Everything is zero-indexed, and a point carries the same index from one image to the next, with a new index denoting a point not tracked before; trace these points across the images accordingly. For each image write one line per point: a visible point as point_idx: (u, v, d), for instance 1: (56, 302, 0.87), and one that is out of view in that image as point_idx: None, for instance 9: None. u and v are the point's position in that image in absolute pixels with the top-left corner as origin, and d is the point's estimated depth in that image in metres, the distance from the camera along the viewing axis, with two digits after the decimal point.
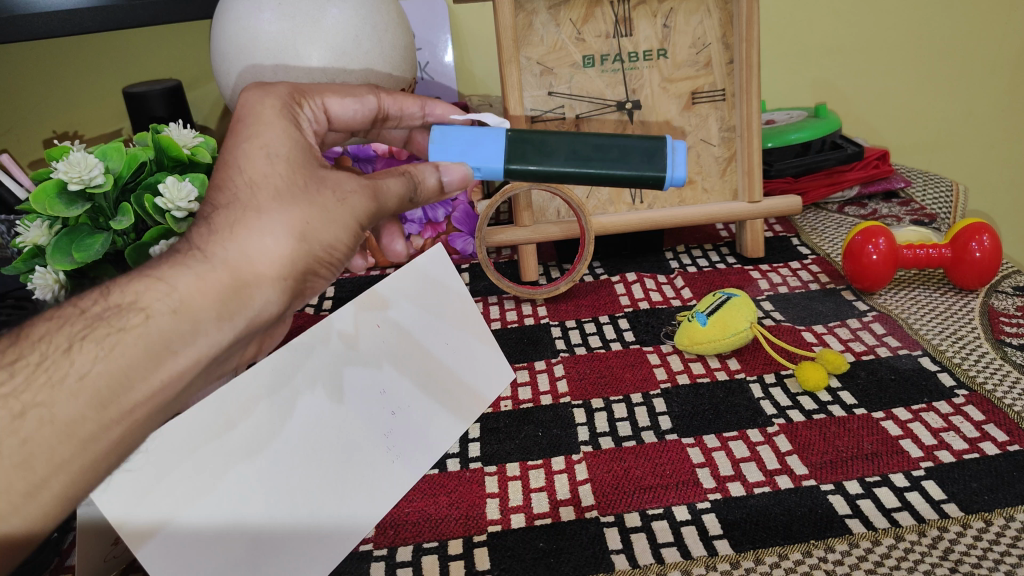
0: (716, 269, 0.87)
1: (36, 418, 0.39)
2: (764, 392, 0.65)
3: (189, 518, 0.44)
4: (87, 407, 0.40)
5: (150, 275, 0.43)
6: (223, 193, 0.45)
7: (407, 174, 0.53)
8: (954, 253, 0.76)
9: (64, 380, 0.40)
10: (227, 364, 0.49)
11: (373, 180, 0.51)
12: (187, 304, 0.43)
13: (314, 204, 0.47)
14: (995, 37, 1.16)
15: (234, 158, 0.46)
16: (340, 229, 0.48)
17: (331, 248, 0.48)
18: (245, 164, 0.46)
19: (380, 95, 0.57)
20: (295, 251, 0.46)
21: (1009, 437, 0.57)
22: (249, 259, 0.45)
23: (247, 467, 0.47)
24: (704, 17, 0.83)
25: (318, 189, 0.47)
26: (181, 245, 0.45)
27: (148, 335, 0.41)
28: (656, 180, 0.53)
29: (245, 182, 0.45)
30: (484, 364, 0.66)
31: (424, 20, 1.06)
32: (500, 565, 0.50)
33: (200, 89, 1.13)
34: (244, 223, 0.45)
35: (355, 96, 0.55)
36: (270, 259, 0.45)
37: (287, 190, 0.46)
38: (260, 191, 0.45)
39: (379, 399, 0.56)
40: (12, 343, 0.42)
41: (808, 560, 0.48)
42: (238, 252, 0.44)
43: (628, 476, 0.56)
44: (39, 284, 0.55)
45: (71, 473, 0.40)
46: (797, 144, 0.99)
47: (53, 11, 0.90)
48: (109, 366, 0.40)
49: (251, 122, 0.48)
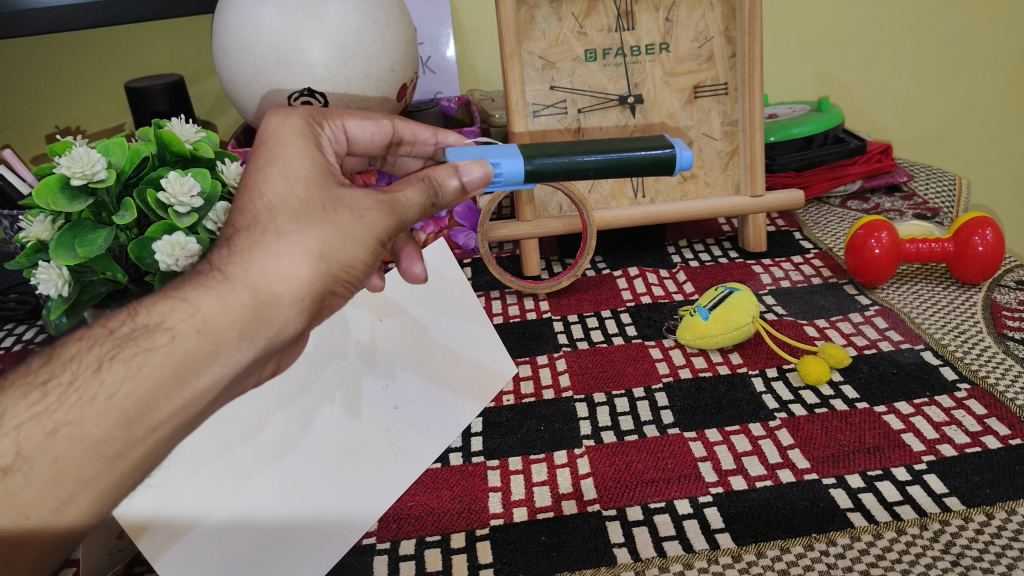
0: (718, 264, 0.86)
1: (67, 436, 0.35)
2: (767, 386, 0.65)
3: (193, 514, 0.47)
4: (114, 426, 0.35)
5: (173, 294, 0.38)
6: (241, 218, 0.40)
7: (426, 178, 0.45)
8: (956, 247, 0.76)
9: (93, 400, 0.35)
10: (250, 385, 0.44)
11: (390, 193, 0.44)
12: (211, 325, 0.38)
13: (332, 224, 0.41)
14: (998, 30, 1.15)
15: (253, 182, 0.41)
16: (361, 247, 0.42)
17: (352, 267, 0.42)
18: (263, 187, 0.41)
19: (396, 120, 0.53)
20: (315, 273, 0.40)
21: (1012, 431, 0.58)
22: (269, 278, 0.39)
23: (247, 462, 0.49)
24: (706, 11, 0.83)
25: (336, 208, 0.41)
26: (202, 266, 0.40)
27: (174, 356, 0.36)
28: (670, 161, 0.52)
29: (264, 205, 0.41)
30: (493, 358, 0.66)
31: (425, 14, 1.06)
32: (503, 559, 0.50)
33: (202, 84, 1.13)
34: (262, 245, 0.39)
35: (371, 117, 0.51)
36: (289, 280, 0.39)
37: (304, 210, 0.41)
38: (278, 212, 0.40)
39: (381, 393, 0.57)
40: (42, 362, 0.38)
41: (809, 554, 0.48)
42: (260, 273, 0.39)
43: (630, 471, 0.56)
44: (43, 279, 0.53)
45: (99, 490, 0.36)
46: (800, 138, 0.99)
47: (54, 7, 0.91)
48: (137, 387, 0.36)
49: (271, 145, 0.43)
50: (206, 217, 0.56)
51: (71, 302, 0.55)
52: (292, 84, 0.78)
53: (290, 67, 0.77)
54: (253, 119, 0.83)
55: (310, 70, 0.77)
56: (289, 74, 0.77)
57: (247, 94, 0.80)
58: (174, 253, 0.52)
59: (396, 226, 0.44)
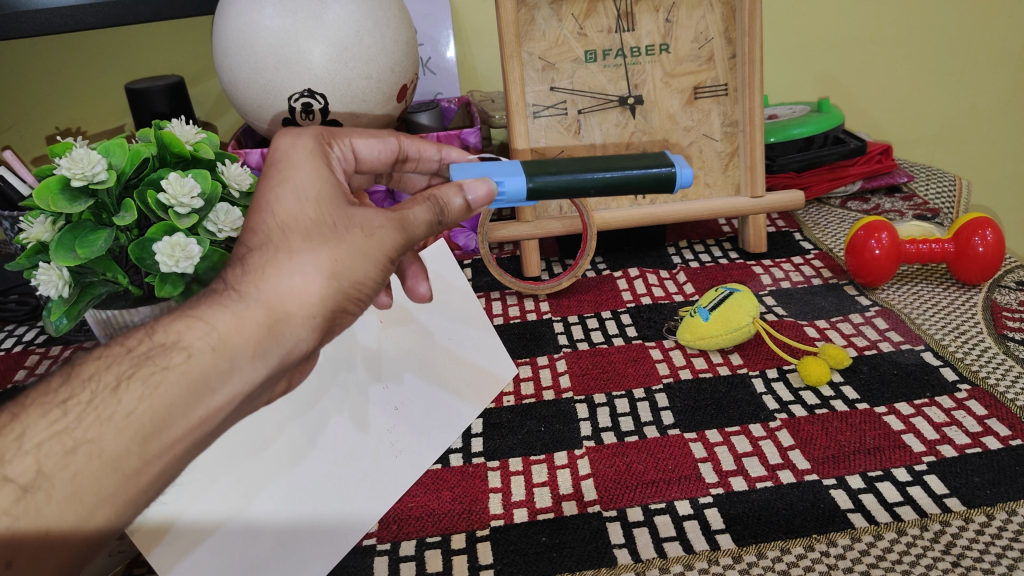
0: (718, 265, 0.87)
1: (85, 453, 0.34)
2: (767, 387, 0.65)
3: (192, 514, 0.47)
4: (131, 443, 0.35)
5: (187, 312, 0.38)
6: (254, 236, 0.41)
7: (431, 197, 0.46)
8: (956, 248, 0.76)
9: (110, 418, 0.35)
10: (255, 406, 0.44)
11: (398, 210, 0.44)
12: (226, 342, 0.38)
13: (344, 242, 0.41)
14: (998, 30, 1.15)
15: (265, 202, 0.42)
16: (369, 263, 0.42)
17: (362, 284, 0.42)
18: (275, 207, 0.41)
19: (403, 138, 0.54)
20: (326, 289, 0.40)
21: (1012, 431, 0.57)
22: (283, 295, 0.39)
23: (249, 464, 0.49)
24: (705, 12, 0.83)
25: (347, 227, 0.42)
26: (214, 284, 0.40)
27: (192, 372, 0.36)
28: (671, 179, 0.52)
29: (276, 224, 0.41)
30: (494, 358, 0.67)
31: (425, 15, 1.06)
32: (503, 560, 0.50)
33: (202, 85, 1.12)
34: (274, 262, 0.40)
35: (379, 136, 0.52)
36: (302, 296, 0.40)
37: (316, 230, 0.41)
38: (290, 231, 0.41)
39: (381, 394, 0.57)
40: (61, 378, 0.37)
41: (810, 555, 0.48)
42: (274, 290, 0.39)
43: (630, 471, 0.56)
44: (43, 280, 0.53)
45: (116, 507, 0.35)
46: (800, 139, 0.99)
47: (55, 8, 0.91)
48: (154, 404, 0.35)
49: (283, 166, 0.44)
50: (207, 217, 0.56)
51: (71, 302, 0.55)
52: (292, 85, 0.78)
53: (290, 68, 0.77)
54: (253, 120, 0.83)
55: (311, 71, 0.77)
56: (290, 75, 0.77)
57: (247, 95, 0.80)
58: (174, 254, 0.52)
59: (405, 242, 0.44)
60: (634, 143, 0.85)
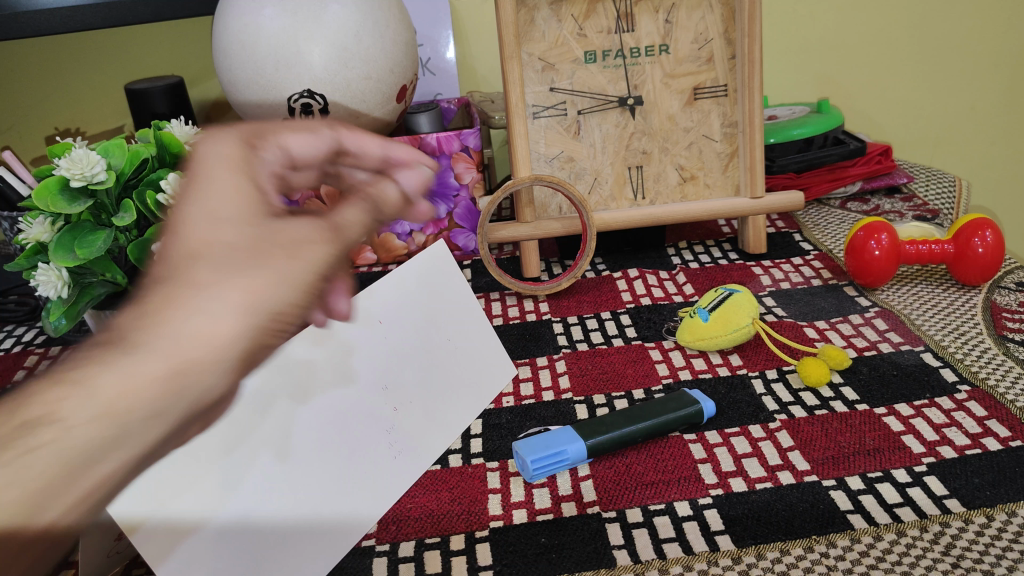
0: (718, 265, 0.87)
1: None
2: (767, 387, 0.65)
3: (192, 514, 0.45)
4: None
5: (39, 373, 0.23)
6: (150, 273, 0.26)
7: (369, 197, 0.35)
8: (956, 249, 0.76)
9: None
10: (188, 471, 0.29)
11: (330, 216, 0.31)
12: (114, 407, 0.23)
13: (271, 275, 0.27)
14: (996, 32, 1.16)
15: (173, 230, 0.27)
16: (301, 295, 0.28)
17: (285, 318, 0.27)
18: (188, 232, 0.27)
19: (341, 130, 0.37)
20: (246, 333, 0.26)
21: (1012, 432, 0.57)
22: (197, 340, 0.25)
23: (251, 463, 0.48)
24: (705, 13, 0.83)
25: (275, 250, 0.28)
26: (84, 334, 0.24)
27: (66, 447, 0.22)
28: None
29: (183, 254, 0.27)
30: (489, 359, 0.67)
31: (425, 16, 1.06)
32: (502, 561, 0.50)
33: (202, 86, 1.12)
34: (173, 297, 0.25)
35: (313, 128, 0.36)
36: (214, 342, 0.25)
37: (238, 257, 0.27)
38: (202, 261, 0.26)
39: (380, 393, 0.57)
40: None
41: (809, 556, 0.48)
42: (177, 335, 0.24)
43: (630, 472, 0.56)
44: (42, 281, 0.53)
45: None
46: (800, 140, 0.99)
47: (54, 9, 0.91)
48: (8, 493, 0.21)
49: (192, 173, 0.29)
50: None
51: (70, 303, 0.55)
52: (292, 86, 0.78)
53: (290, 68, 0.77)
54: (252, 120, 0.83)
55: (310, 72, 0.77)
56: (289, 75, 0.77)
57: (247, 96, 0.80)
58: None
59: (341, 260, 0.31)
60: (634, 144, 0.85)
